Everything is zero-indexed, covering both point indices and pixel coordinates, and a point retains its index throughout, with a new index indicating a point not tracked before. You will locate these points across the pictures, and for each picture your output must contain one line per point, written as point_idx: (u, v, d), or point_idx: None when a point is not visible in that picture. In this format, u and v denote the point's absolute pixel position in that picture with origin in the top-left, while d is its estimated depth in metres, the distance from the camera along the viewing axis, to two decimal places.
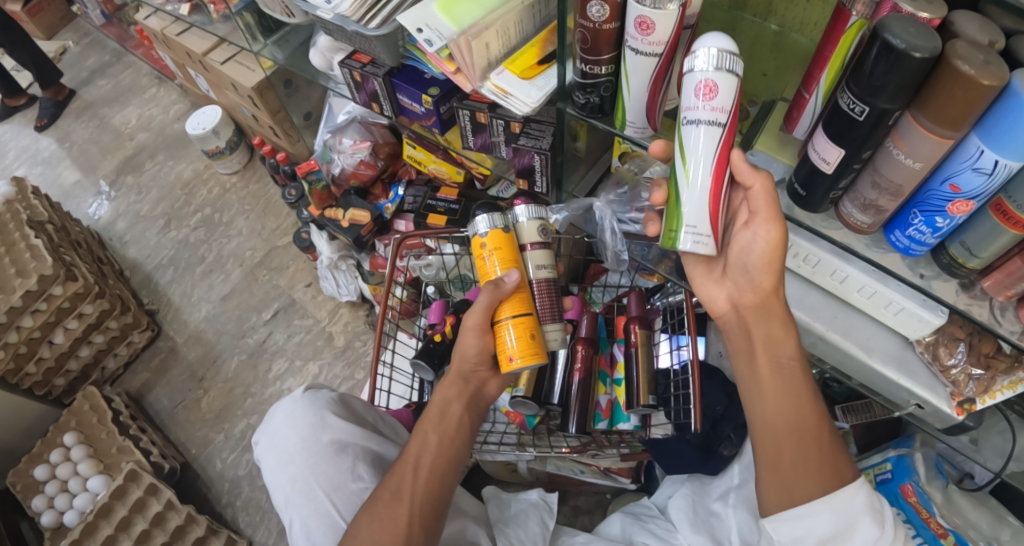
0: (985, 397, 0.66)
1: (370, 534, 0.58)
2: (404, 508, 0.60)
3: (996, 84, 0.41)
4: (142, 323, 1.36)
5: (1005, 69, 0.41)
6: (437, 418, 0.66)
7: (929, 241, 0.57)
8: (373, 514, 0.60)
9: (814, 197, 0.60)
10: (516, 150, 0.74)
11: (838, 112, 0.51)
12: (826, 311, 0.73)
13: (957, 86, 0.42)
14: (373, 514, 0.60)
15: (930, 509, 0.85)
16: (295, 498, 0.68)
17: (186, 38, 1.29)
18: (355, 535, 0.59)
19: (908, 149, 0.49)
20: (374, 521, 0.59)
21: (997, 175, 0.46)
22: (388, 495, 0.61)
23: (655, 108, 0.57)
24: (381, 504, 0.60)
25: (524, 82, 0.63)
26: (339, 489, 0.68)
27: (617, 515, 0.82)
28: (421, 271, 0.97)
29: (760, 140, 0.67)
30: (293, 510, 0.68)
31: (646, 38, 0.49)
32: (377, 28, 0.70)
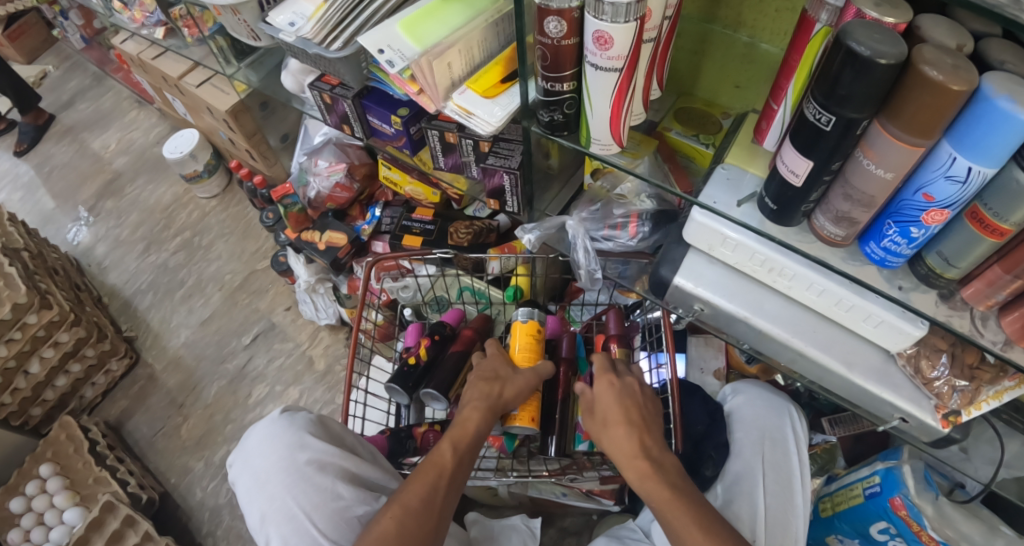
0: (971, 410, 0.63)
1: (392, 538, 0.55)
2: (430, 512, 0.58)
3: (966, 89, 0.40)
4: (120, 350, 1.33)
5: (975, 74, 0.40)
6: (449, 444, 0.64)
7: (906, 252, 0.55)
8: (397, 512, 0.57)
9: (786, 210, 0.57)
10: (486, 169, 0.74)
11: (804, 123, 0.49)
12: (805, 324, 0.68)
13: (927, 93, 0.41)
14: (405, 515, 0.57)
15: (921, 522, 0.83)
16: (271, 517, 0.62)
17: (163, 62, 1.29)
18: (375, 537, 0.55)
19: (879, 159, 0.47)
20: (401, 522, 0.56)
21: (971, 183, 0.45)
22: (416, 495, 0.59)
23: (619, 124, 0.56)
24: (410, 512, 0.57)
25: (488, 101, 0.62)
26: (320, 509, 0.62)
27: (600, 539, 0.78)
28: (399, 294, 0.97)
29: (731, 154, 0.65)
30: (270, 529, 0.61)
31: (605, 53, 0.48)
32: (338, 50, 0.69)
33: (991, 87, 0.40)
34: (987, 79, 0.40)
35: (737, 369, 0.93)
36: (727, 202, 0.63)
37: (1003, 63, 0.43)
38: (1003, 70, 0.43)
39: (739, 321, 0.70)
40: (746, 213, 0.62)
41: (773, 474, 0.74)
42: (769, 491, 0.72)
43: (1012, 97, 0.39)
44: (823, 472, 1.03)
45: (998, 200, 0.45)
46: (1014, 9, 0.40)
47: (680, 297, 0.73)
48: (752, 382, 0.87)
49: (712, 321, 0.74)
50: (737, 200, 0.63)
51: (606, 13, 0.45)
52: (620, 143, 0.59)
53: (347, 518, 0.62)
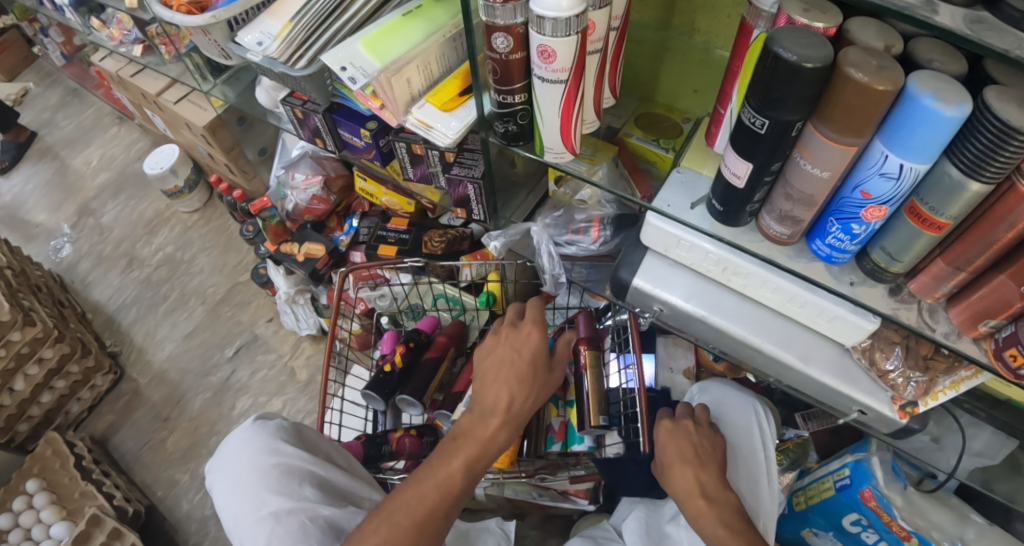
0: (928, 400, 0.65)
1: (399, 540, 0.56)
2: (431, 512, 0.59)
3: (891, 89, 0.41)
4: (105, 365, 1.34)
5: (898, 74, 0.42)
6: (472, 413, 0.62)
7: (850, 249, 0.56)
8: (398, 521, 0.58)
9: (732, 210, 0.59)
10: (451, 179, 0.76)
11: (741, 127, 0.51)
12: (763, 321, 0.70)
13: (855, 94, 0.42)
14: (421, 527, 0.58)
15: (891, 512, 0.85)
16: (241, 521, 0.63)
17: (141, 80, 1.30)
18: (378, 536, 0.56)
19: (815, 159, 0.49)
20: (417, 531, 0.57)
21: (904, 179, 0.47)
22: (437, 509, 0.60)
23: (570, 132, 0.58)
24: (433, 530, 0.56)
25: (445, 114, 0.63)
26: (285, 511, 0.62)
27: (576, 540, 0.79)
28: (376, 302, 1.00)
29: (686, 157, 0.67)
30: (242, 533, 0.62)
31: (550, 66, 0.50)
32: (304, 68, 0.71)
33: (916, 86, 0.42)
34: (912, 78, 0.42)
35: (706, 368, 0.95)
36: (681, 205, 0.65)
37: (930, 61, 0.46)
38: (931, 68, 0.46)
39: (698, 321, 0.72)
40: (698, 215, 0.64)
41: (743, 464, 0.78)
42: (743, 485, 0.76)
43: (936, 95, 0.41)
44: (796, 465, 1.03)
45: (933, 195, 0.47)
46: (925, 10, 0.43)
47: (640, 297, 0.75)
48: (717, 381, 0.88)
49: (673, 321, 0.76)
50: (691, 202, 0.65)
51: (550, 29, 0.47)
52: (573, 151, 0.60)
53: (313, 518, 0.62)
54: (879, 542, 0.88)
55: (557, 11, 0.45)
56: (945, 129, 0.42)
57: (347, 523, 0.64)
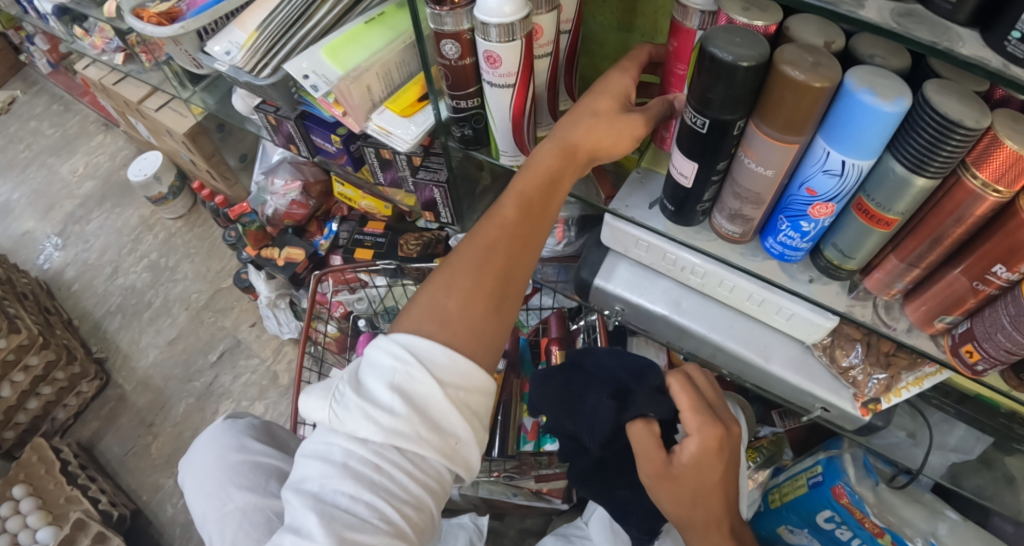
0: (889, 396, 0.66)
1: (470, 289, 0.51)
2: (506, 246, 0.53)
3: (828, 86, 0.42)
4: (90, 372, 1.34)
5: (836, 70, 0.43)
6: (523, 219, 0.54)
7: (801, 246, 0.57)
8: (470, 268, 0.52)
9: (684, 210, 0.60)
10: (417, 183, 0.77)
11: (685, 126, 0.52)
12: (724, 320, 0.71)
13: (792, 92, 0.43)
14: (492, 270, 0.52)
15: (863, 509, 0.86)
16: (210, 516, 0.63)
17: (123, 87, 1.31)
18: (448, 288, 0.51)
19: (758, 157, 0.50)
20: (499, 297, 0.52)
21: (847, 175, 0.48)
22: (516, 281, 0.54)
23: (523, 135, 0.59)
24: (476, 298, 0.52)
25: (404, 120, 0.64)
26: (250, 505, 0.62)
27: (548, 538, 0.81)
28: (354, 305, 1.03)
29: (646, 157, 0.67)
30: (208, 527, 0.63)
31: (497, 71, 0.50)
32: (267, 78, 0.72)
33: (854, 81, 0.42)
34: (852, 74, 0.43)
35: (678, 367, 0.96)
36: (638, 205, 0.66)
37: (872, 56, 0.47)
38: (873, 63, 0.47)
39: (659, 320, 0.74)
40: (655, 215, 0.65)
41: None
42: None
43: (873, 90, 0.42)
44: (771, 463, 1.04)
45: (880, 191, 0.48)
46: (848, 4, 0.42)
47: (602, 298, 0.77)
48: None
49: (636, 321, 0.77)
50: (648, 202, 0.65)
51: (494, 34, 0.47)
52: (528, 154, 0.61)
53: (278, 509, 0.62)
54: (853, 539, 0.88)
55: (498, 15, 0.45)
56: (885, 124, 0.43)
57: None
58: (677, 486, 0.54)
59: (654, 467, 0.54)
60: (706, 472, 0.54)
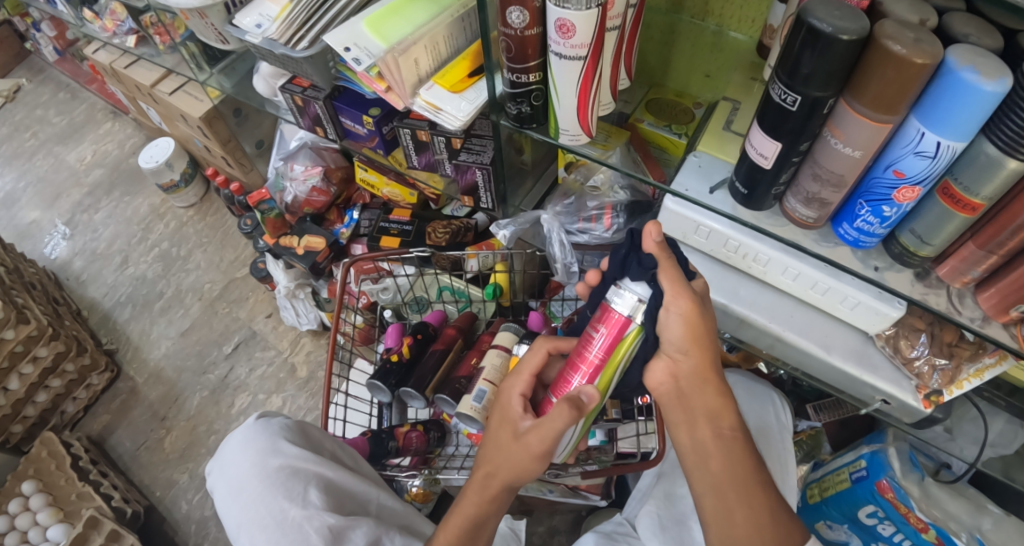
0: (952, 388, 0.63)
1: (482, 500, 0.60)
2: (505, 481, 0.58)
3: (930, 63, 0.39)
4: (101, 364, 1.31)
5: (938, 47, 0.39)
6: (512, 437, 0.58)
7: (879, 232, 0.54)
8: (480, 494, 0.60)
9: (757, 194, 0.57)
10: (459, 166, 0.75)
11: (770, 104, 0.49)
12: (782, 309, 0.68)
13: (890, 68, 0.40)
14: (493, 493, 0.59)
15: (909, 503, 0.84)
16: (245, 526, 0.60)
17: (135, 71, 1.27)
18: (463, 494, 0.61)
19: (846, 138, 0.46)
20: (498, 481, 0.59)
21: (940, 158, 0.44)
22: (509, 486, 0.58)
23: (587, 111, 0.56)
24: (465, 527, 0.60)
25: (454, 96, 0.62)
26: (287, 519, 0.59)
27: (591, 535, 0.79)
28: (379, 295, 0.98)
29: (703, 141, 0.65)
30: (244, 537, 0.60)
31: (568, 42, 0.48)
32: (304, 50, 0.68)
33: (955, 57, 0.39)
34: (950, 51, 0.40)
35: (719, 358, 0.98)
36: (699, 189, 0.63)
37: (966, 36, 0.42)
38: (967, 43, 0.42)
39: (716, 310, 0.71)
40: (719, 200, 0.62)
41: (754, 430, 0.80)
42: None
43: (975, 68, 0.38)
44: (809, 458, 1.04)
45: (968, 174, 0.44)
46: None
47: None
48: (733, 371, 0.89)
49: None
50: (710, 186, 0.63)
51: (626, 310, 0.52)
52: (590, 133, 0.58)
53: (315, 526, 0.59)
54: (898, 536, 0.85)
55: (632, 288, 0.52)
56: (984, 106, 0.39)
57: (351, 531, 0.61)
58: (695, 324, 0.53)
59: (688, 301, 0.52)
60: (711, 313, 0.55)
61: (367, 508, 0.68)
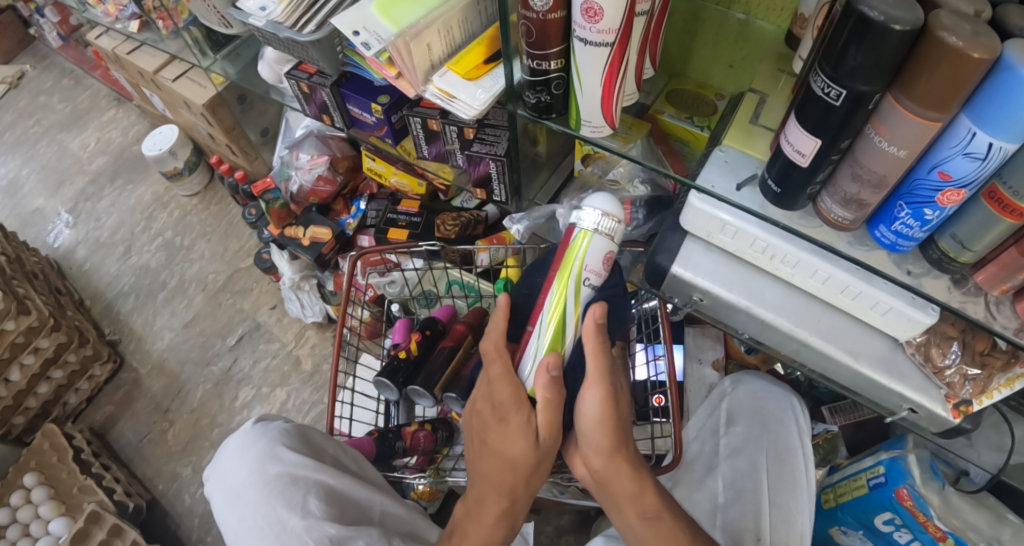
0: (983, 398, 0.60)
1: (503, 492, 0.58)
2: (522, 475, 0.57)
3: (988, 58, 0.36)
4: (103, 355, 1.29)
5: (997, 40, 0.36)
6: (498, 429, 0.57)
7: (918, 236, 0.51)
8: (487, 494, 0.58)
9: (790, 192, 0.54)
10: (471, 157, 0.72)
11: (811, 98, 0.45)
12: (807, 313, 0.66)
13: (943, 63, 0.37)
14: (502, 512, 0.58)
15: (927, 512, 0.81)
16: (244, 536, 0.59)
17: (138, 57, 1.24)
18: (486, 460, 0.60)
19: (891, 136, 0.43)
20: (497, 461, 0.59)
21: (992, 160, 0.41)
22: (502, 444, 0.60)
23: (611, 102, 0.53)
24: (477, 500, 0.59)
25: (469, 83, 0.59)
26: (287, 529, 0.58)
27: (599, 539, 0.78)
28: (386, 289, 0.96)
29: (729, 136, 0.62)
30: None
31: (595, 27, 0.45)
32: (311, 34, 0.66)
33: (1017, 52, 0.36)
34: (1010, 45, 0.36)
35: (736, 358, 0.96)
36: (726, 186, 0.60)
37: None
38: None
39: (740, 312, 0.68)
40: (745, 198, 0.59)
41: (758, 423, 0.79)
42: (775, 487, 0.73)
43: None
44: (825, 462, 1.02)
45: (1019, 177, 0.40)
46: None
47: (677, 286, 0.72)
48: (751, 373, 0.86)
49: (711, 312, 0.74)
50: (737, 183, 0.60)
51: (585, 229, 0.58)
52: (612, 125, 0.55)
53: (315, 537, 0.57)
54: (913, 542, 0.84)
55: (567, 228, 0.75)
56: None
57: (353, 541, 0.59)
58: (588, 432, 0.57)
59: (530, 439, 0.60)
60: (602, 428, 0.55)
61: (371, 515, 0.66)
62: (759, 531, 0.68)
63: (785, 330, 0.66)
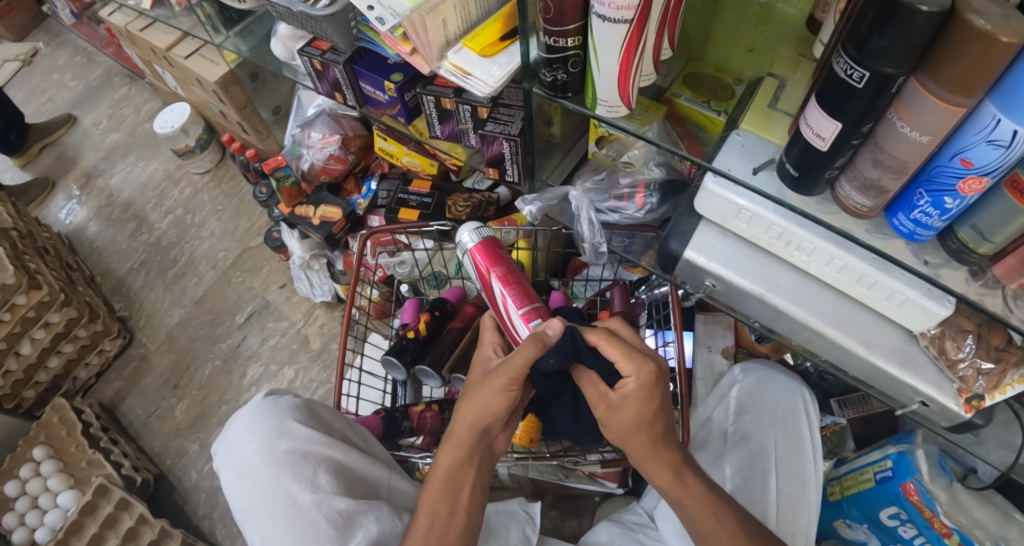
0: (995, 395, 0.59)
1: (456, 455, 0.60)
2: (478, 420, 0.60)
3: (1018, 41, 0.34)
4: (113, 330, 1.30)
5: None
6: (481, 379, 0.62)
7: (937, 225, 0.50)
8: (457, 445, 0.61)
9: (808, 177, 0.53)
10: (484, 137, 0.71)
11: (833, 80, 0.44)
12: (822, 301, 0.65)
13: (972, 45, 0.35)
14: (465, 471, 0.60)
15: (934, 508, 0.81)
16: (253, 511, 0.59)
17: (150, 33, 1.23)
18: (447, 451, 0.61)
19: (915, 121, 0.42)
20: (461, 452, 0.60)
21: (1016, 147, 0.39)
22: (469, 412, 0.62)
23: (627, 83, 0.52)
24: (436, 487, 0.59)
25: (485, 60, 0.58)
26: (297, 504, 0.58)
27: (605, 524, 0.79)
28: (396, 269, 0.96)
29: (746, 119, 0.61)
30: (252, 522, 0.59)
31: (613, 2, 0.44)
32: (325, 8, 0.67)
33: None
34: None
35: (746, 347, 0.96)
36: (743, 169, 0.59)
37: None
38: None
39: (753, 299, 0.68)
40: (762, 181, 0.58)
41: (769, 412, 0.78)
42: (782, 478, 0.72)
43: None
44: (832, 455, 1.01)
45: None
46: None
47: (690, 271, 0.72)
48: (762, 362, 0.85)
49: (723, 298, 0.73)
50: (754, 166, 0.59)
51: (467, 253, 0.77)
52: (629, 106, 0.54)
53: (325, 512, 0.57)
54: (917, 538, 0.84)
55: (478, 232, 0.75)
56: None
57: (362, 515, 0.59)
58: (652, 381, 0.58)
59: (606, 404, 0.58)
60: (644, 408, 0.57)
61: (378, 491, 0.67)
62: (764, 519, 0.69)
63: (799, 316, 0.65)
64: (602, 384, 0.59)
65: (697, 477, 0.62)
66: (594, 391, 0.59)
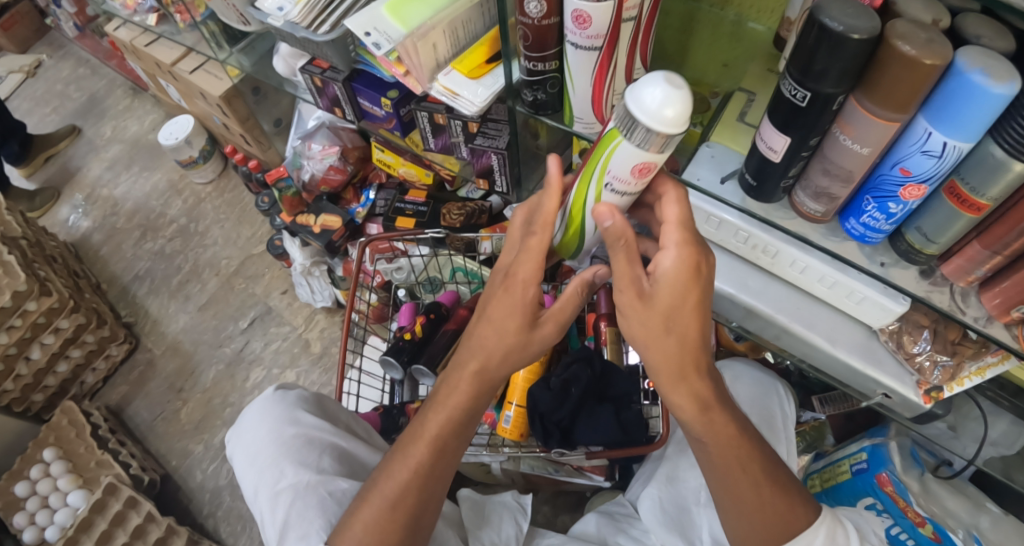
0: (953, 385, 0.64)
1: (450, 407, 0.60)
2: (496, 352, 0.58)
3: (939, 64, 0.39)
4: (119, 336, 1.34)
5: (948, 48, 0.39)
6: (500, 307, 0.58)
7: (885, 228, 0.54)
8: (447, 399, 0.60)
9: (766, 186, 0.58)
10: (474, 150, 0.76)
11: (782, 100, 0.49)
12: (789, 301, 0.70)
13: (900, 68, 0.40)
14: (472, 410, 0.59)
15: (906, 497, 0.85)
16: (262, 493, 0.63)
17: (156, 49, 1.28)
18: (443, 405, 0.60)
19: (855, 134, 0.47)
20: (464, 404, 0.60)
21: (947, 157, 0.44)
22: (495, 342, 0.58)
23: (601, 103, 0.56)
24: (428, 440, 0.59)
25: (472, 81, 0.63)
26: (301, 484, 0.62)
27: (593, 515, 0.84)
28: (393, 274, 1.01)
29: (716, 131, 0.66)
30: (261, 503, 0.63)
31: (585, 32, 0.49)
32: (326, 34, 0.71)
33: (965, 61, 0.39)
34: (960, 53, 0.40)
35: (726, 346, 1.02)
36: (711, 179, 0.64)
37: (978, 38, 0.41)
38: (979, 45, 0.41)
39: (725, 298, 0.72)
40: (728, 191, 0.63)
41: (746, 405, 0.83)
42: None
43: (985, 71, 0.38)
44: (812, 449, 1.06)
45: (975, 174, 0.43)
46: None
47: None
48: (740, 361, 0.91)
49: None
50: (721, 176, 0.64)
51: (644, 137, 0.45)
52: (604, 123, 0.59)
53: (328, 491, 0.62)
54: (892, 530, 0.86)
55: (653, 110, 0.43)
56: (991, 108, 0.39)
57: None
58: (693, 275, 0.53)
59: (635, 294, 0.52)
60: (679, 298, 0.52)
61: None
62: None
63: (767, 313, 0.70)
64: (638, 266, 0.52)
65: (723, 412, 0.58)
66: (625, 274, 0.52)
